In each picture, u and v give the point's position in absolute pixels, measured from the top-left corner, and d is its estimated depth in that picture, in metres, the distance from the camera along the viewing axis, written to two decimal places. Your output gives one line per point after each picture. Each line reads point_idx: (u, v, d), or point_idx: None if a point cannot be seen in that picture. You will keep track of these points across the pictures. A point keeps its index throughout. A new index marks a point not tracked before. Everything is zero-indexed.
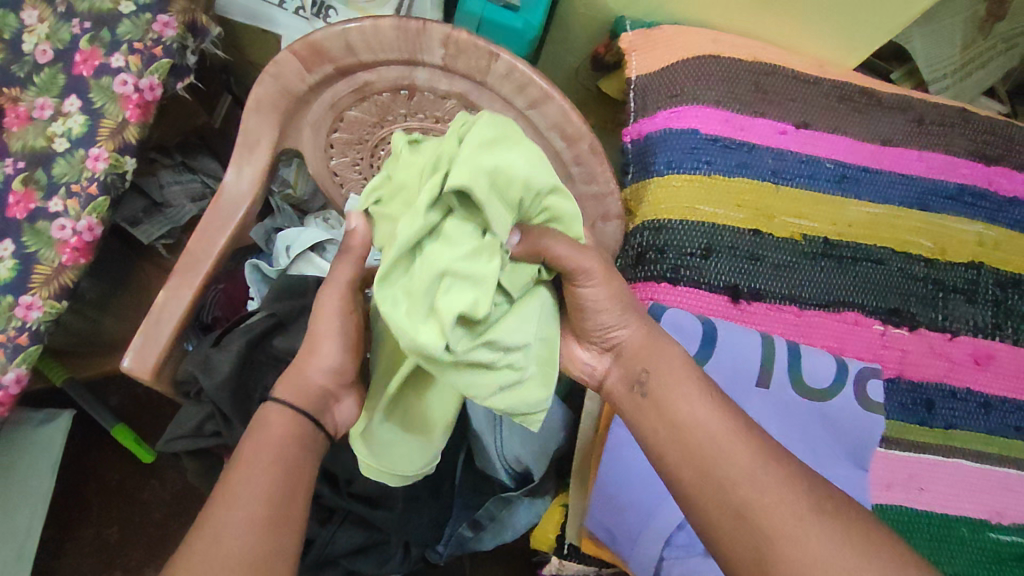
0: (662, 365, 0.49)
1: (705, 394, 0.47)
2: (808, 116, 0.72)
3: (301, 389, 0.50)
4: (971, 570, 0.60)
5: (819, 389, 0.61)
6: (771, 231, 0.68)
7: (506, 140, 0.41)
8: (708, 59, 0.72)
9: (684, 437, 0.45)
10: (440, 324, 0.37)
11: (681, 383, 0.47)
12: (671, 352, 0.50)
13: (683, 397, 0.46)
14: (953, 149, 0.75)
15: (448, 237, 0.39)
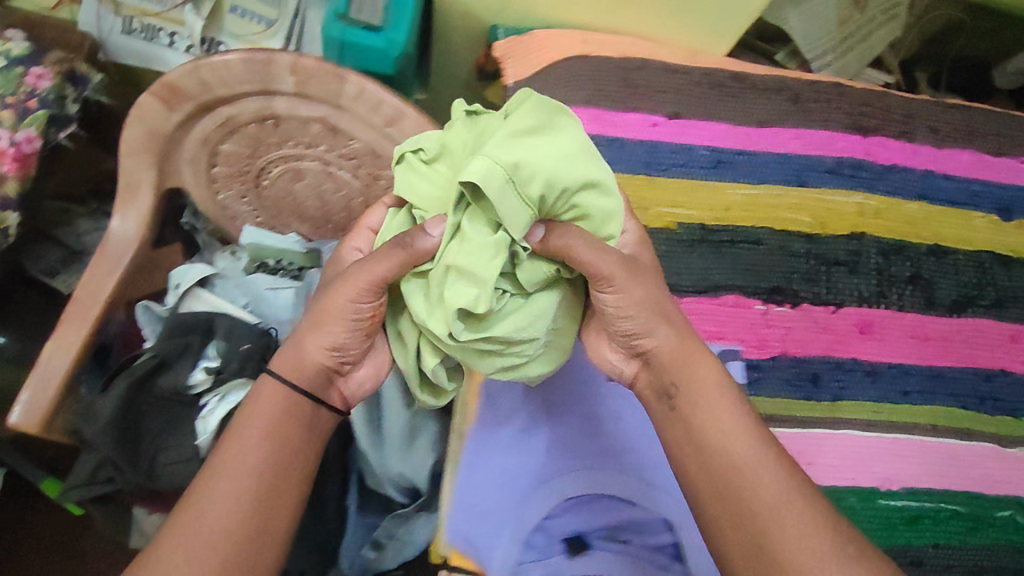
0: (697, 375, 0.47)
1: (737, 415, 0.45)
2: (680, 106, 0.73)
3: (301, 364, 0.51)
4: None
5: None
6: (645, 222, 0.69)
7: (542, 131, 0.44)
8: (577, 60, 0.73)
9: (709, 462, 0.44)
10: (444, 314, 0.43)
11: (713, 403, 0.46)
12: (702, 365, 0.47)
13: (718, 414, 0.45)
14: (830, 123, 0.76)
15: (464, 234, 0.43)
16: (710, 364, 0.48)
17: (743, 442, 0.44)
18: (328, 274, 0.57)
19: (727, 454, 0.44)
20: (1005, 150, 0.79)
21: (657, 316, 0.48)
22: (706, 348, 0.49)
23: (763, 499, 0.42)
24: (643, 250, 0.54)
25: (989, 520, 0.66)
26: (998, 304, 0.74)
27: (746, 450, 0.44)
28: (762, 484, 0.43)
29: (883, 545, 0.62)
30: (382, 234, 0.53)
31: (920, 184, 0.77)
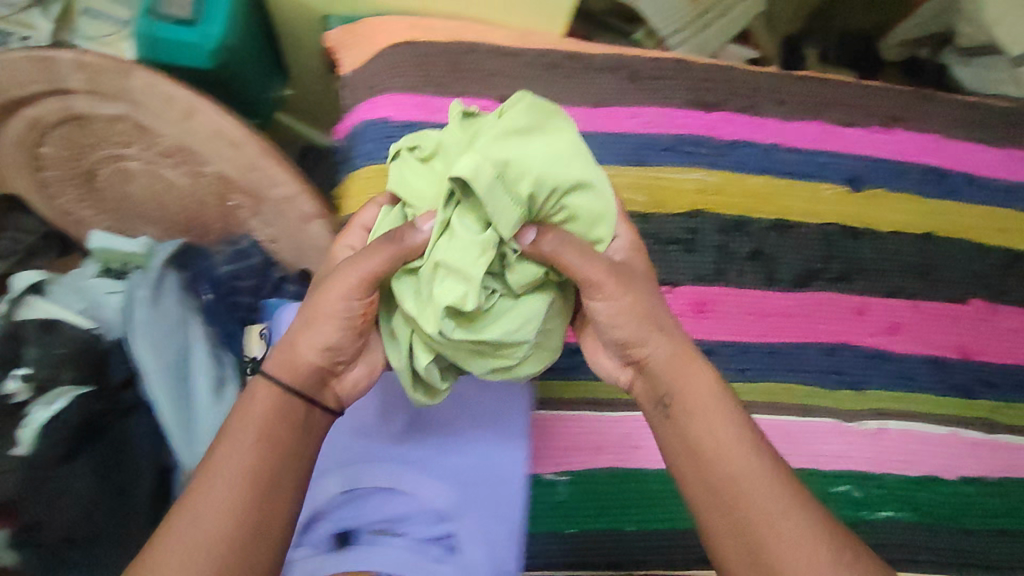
0: (688, 387, 0.49)
1: (741, 423, 0.48)
2: (510, 89, 0.71)
3: (294, 366, 0.49)
4: (685, 519, 0.64)
5: None
6: None
7: (533, 133, 0.45)
8: (401, 46, 0.72)
9: (704, 469, 0.47)
10: (434, 311, 0.43)
11: (711, 413, 0.48)
12: (700, 375, 0.50)
13: (716, 422, 0.48)
14: (671, 100, 0.75)
15: (454, 231, 0.43)
16: (706, 374, 0.50)
17: (735, 451, 0.46)
18: (322, 272, 0.57)
19: (725, 462, 0.46)
20: (855, 120, 0.78)
21: (648, 326, 0.50)
22: (700, 358, 0.51)
23: (758, 505, 0.44)
24: (640, 250, 0.54)
25: (824, 495, 0.66)
26: (842, 277, 0.74)
27: (738, 458, 0.46)
28: (763, 487, 0.45)
29: None
30: (376, 230, 0.53)
31: (764, 158, 0.75)
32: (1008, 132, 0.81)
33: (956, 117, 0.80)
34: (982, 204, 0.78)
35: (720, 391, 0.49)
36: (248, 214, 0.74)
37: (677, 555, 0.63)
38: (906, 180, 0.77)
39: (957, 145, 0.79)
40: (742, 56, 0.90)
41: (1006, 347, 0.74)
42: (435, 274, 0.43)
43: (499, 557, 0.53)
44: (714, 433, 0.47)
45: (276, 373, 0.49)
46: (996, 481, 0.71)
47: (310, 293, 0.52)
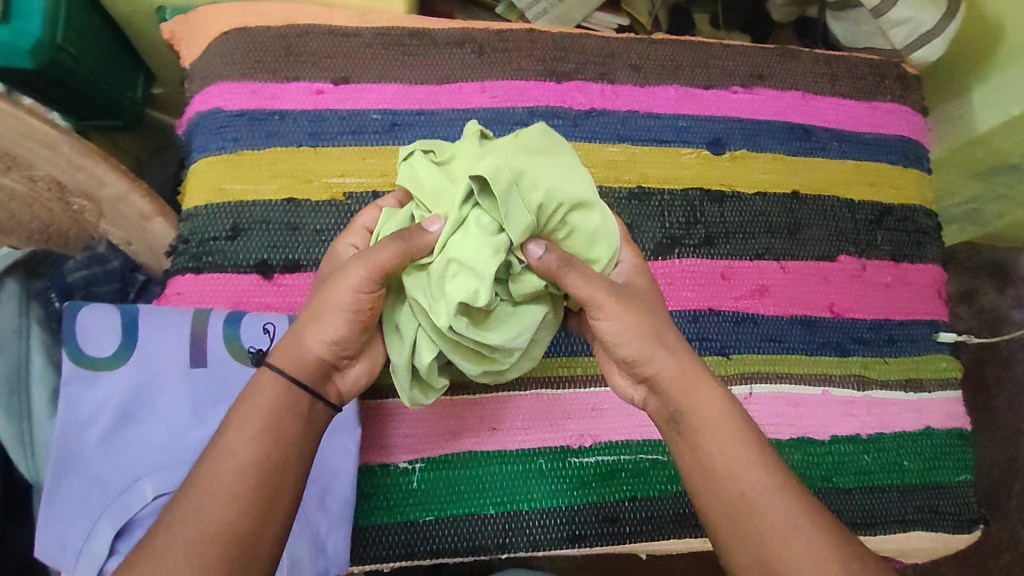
0: (697, 404, 0.49)
1: (754, 440, 0.48)
2: (347, 70, 0.69)
3: (300, 356, 0.49)
4: (551, 499, 0.62)
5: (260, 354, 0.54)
6: (307, 196, 0.66)
7: (546, 155, 0.48)
8: (232, 33, 0.69)
9: (719, 490, 0.46)
10: (447, 306, 0.43)
11: (729, 434, 0.48)
12: (709, 392, 0.49)
13: (725, 441, 0.47)
14: (520, 72, 0.73)
15: (467, 228, 0.44)
16: (715, 391, 0.49)
17: (751, 472, 0.46)
18: (326, 269, 0.55)
19: (742, 484, 0.46)
20: (714, 81, 0.76)
21: (654, 345, 0.49)
22: (708, 375, 0.50)
23: (774, 526, 0.45)
24: (648, 271, 0.54)
25: None
26: (708, 241, 0.71)
27: (753, 479, 0.46)
28: (773, 507, 0.45)
29: (573, 504, 0.62)
30: (377, 232, 0.52)
31: (620, 125, 0.73)
32: (873, 84, 0.80)
33: (819, 72, 0.79)
34: (849, 159, 0.77)
35: (728, 408, 0.49)
36: (95, 218, 0.68)
37: (542, 536, 0.61)
38: (770, 139, 0.76)
39: (820, 101, 0.78)
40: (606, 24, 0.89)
41: (877, 302, 0.73)
42: (448, 269, 0.44)
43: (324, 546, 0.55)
44: (729, 452, 0.47)
45: (281, 364, 0.48)
46: (872, 437, 0.69)
47: (319, 289, 0.50)
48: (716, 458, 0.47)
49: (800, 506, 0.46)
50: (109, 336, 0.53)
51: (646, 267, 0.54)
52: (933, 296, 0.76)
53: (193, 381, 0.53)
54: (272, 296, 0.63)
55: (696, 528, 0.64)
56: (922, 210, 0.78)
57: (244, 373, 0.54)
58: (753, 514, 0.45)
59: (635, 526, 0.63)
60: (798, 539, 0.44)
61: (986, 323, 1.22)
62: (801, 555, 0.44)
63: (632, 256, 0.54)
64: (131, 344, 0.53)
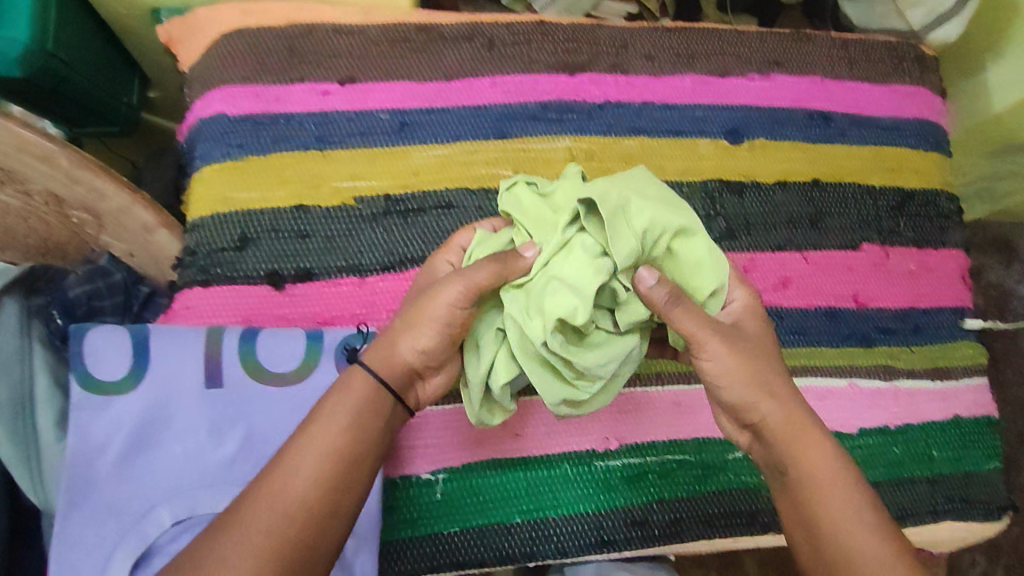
0: (804, 456, 0.49)
1: (859, 493, 0.49)
2: (354, 69, 0.67)
3: (389, 362, 0.49)
4: (579, 504, 0.61)
5: (281, 373, 0.52)
6: (317, 202, 0.64)
7: (654, 189, 0.50)
8: (232, 33, 0.67)
9: (823, 546, 0.47)
10: (545, 322, 0.45)
11: (836, 489, 0.48)
12: (815, 444, 0.50)
13: (831, 494, 0.48)
14: (535, 65, 0.70)
15: (573, 248, 0.47)
16: (822, 444, 0.50)
17: (855, 526, 0.47)
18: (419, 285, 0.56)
19: (847, 537, 0.47)
20: (731, 69, 0.74)
21: (759, 390, 0.50)
22: (817, 427, 0.51)
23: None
24: (758, 313, 0.54)
25: (719, 463, 0.64)
26: (729, 234, 0.70)
27: (856, 533, 0.47)
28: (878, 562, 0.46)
29: (601, 509, 0.61)
30: (473, 252, 0.53)
31: (635, 118, 0.71)
32: (891, 66, 0.78)
33: (835, 56, 0.77)
34: (869, 144, 0.75)
35: (835, 462, 0.49)
36: (95, 231, 0.65)
37: (571, 543, 0.60)
38: (790, 127, 0.74)
39: (838, 86, 0.76)
40: (616, 12, 0.86)
41: (901, 290, 0.72)
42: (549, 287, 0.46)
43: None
44: (835, 508, 0.48)
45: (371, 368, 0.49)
46: (901, 428, 0.68)
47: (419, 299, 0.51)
48: (821, 510, 0.48)
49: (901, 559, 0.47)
50: (122, 361, 0.51)
51: (758, 313, 0.54)
52: (958, 282, 0.74)
53: (210, 402, 0.51)
54: (284, 308, 0.61)
55: (725, 528, 0.63)
56: (943, 194, 0.76)
57: (264, 392, 0.52)
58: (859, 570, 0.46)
59: (665, 528, 0.62)
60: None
61: (998, 301, 1.21)
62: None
63: (743, 298, 0.54)
64: (145, 369, 0.51)
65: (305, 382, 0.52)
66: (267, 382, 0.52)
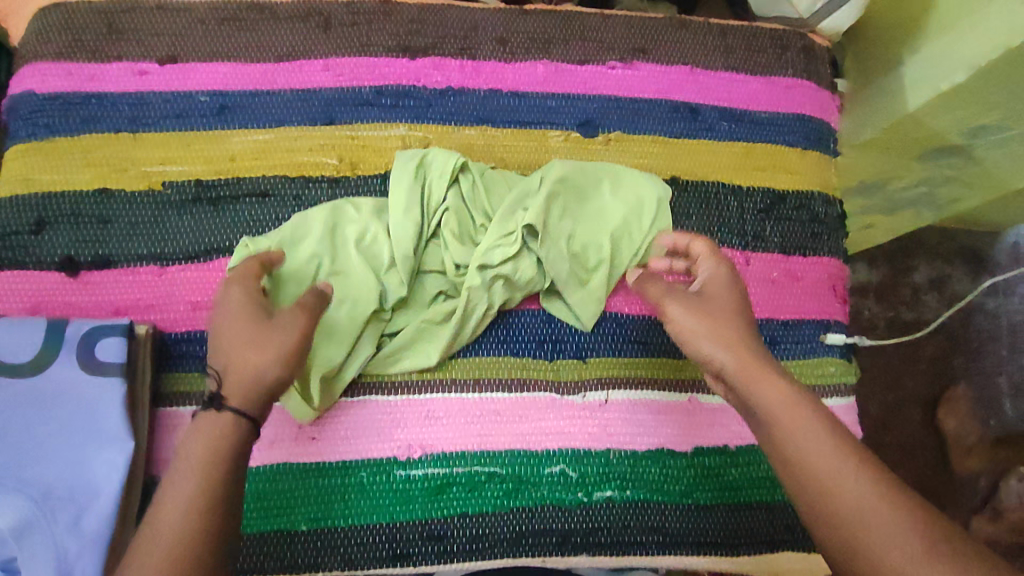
0: (767, 398, 0.45)
1: (825, 425, 0.44)
2: (176, 49, 0.64)
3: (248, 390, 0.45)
4: (370, 516, 0.58)
5: (17, 365, 0.51)
6: (122, 185, 0.61)
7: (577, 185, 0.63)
8: (52, 9, 0.65)
9: (811, 493, 0.42)
10: (505, 293, 0.61)
11: (810, 430, 0.43)
12: (774, 384, 0.45)
13: (802, 434, 0.43)
14: (370, 48, 0.66)
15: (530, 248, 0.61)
16: (783, 385, 0.45)
17: (831, 459, 0.42)
18: (227, 307, 0.49)
19: (818, 466, 0.42)
20: (590, 56, 0.69)
21: (726, 338, 0.47)
22: (772, 364, 0.47)
23: (865, 514, 0.40)
24: (736, 282, 0.52)
25: (532, 478, 0.60)
26: None
27: (834, 462, 0.42)
28: (855, 491, 0.41)
29: (395, 521, 0.58)
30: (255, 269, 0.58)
31: (480, 106, 0.67)
32: (772, 57, 0.72)
33: (710, 45, 0.71)
34: (739, 141, 0.70)
35: (800, 400, 0.45)
36: None
37: (358, 554, 0.57)
38: (651, 120, 0.69)
39: (710, 77, 0.71)
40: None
41: (762, 300, 0.66)
42: (512, 271, 0.60)
43: (69, 574, 0.47)
44: (811, 445, 0.43)
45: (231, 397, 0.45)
46: (740, 449, 0.64)
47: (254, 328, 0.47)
48: (798, 452, 0.43)
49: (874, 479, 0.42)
50: None
51: (729, 281, 0.52)
52: (826, 293, 0.69)
53: None
54: (76, 295, 0.59)
55: (532, 547, 0.59)
56: (820, 197, 0.70)
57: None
58: (841, 508, 0.41)
59: (465, 545, 0.58)
60: (881, 519, 0.40)
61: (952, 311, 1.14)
62: (891, 535, 0.40)
63: (716, 269, 0.53)
64: None
65: (43, 375, 0.51)
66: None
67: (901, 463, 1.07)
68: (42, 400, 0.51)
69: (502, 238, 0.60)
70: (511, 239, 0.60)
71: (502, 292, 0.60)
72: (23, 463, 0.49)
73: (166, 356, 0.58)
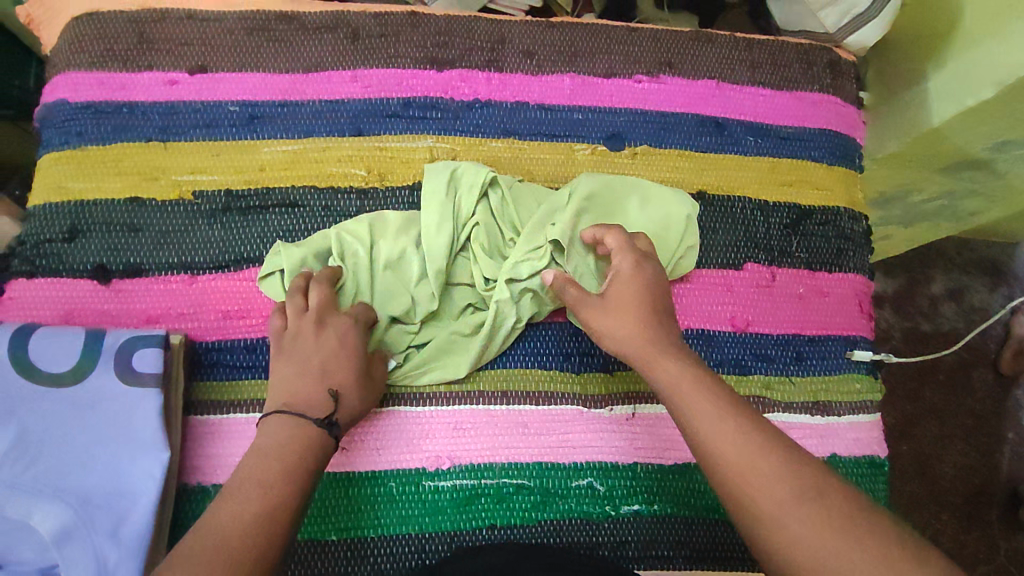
0: (663, 380, 0.49)
1: (711, 392, 0.48)
2: (206, 58, 0.65)
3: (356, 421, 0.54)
4: (399, 526, 0.58)
5: (57, 374, 0.52)
6: (153, 195, 0.62)
7: (600, 197, 0.63)
8: (84, 18, 0.65)
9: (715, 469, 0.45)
10: (533, 307, 0.61)
11: (688, 397, 0.48)
12: (669, 366, 0.50)
13: (700, 409, 0.47)
14: (397, 59, 0.66)
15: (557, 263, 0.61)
16: (676, 365, 0.50)
17: (710, 421, 0.46)
18: (323, 340, 0.54)
19: (693, 429, 0.46)
20: (617, 69, 0.69)
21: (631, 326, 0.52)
22: (675, 349, 0.51)
23: (726, 460, 0.44)
24: (644, 272, 0.55)
25: (560, 490, 0.60)
26: None
27: (703, 420, 0.46)
28: (727, 441, 0.45)
29: (424, 532, 0.58)
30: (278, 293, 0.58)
31: (507, 119, 0.67)
32: (798, 72, 0.72)
33: (737, 58, 0.71)
34: (765, 155, 0.70)
35: (687, 375, 0.49)
36: None
37: (387, 566, 0.57)
38: (677, 134, 0.69)
39: (736, 91, 0.71)
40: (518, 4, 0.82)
41: (787, 315, 0.66)
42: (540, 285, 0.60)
43: None
44: (690, 411, 0.47)
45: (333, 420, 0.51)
46: None
47: (348, 362, 0.54)
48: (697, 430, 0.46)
49: (755, 436, 0.45)
50: None
51: (635, 275, 0.55)
52: (852, 310, 0.69)
53: None
54: (108, 303, 0.59)
55: None
56: (845, 214, 0.70)
57: (32, 392, 0.51)
58: (710, 459, 0.45)
59: None
60: (744, 464, 0.44)
61: (971, 324, 1.13)
62: (759, 481, 0.43)
63: (622, 266, 0.55)
64: None
65: (82, 385, 0.52)
66: (38, 382, 0.51)
67: (920, 474, 1.06)
68: (81, 409, 0.51)
69: (528, 253, 0.60)
70: (539, 254, 0.60)
71: (531, 306, 0.61)
72: (68, 469, 0.50)
73: (198, 366, 0.58)
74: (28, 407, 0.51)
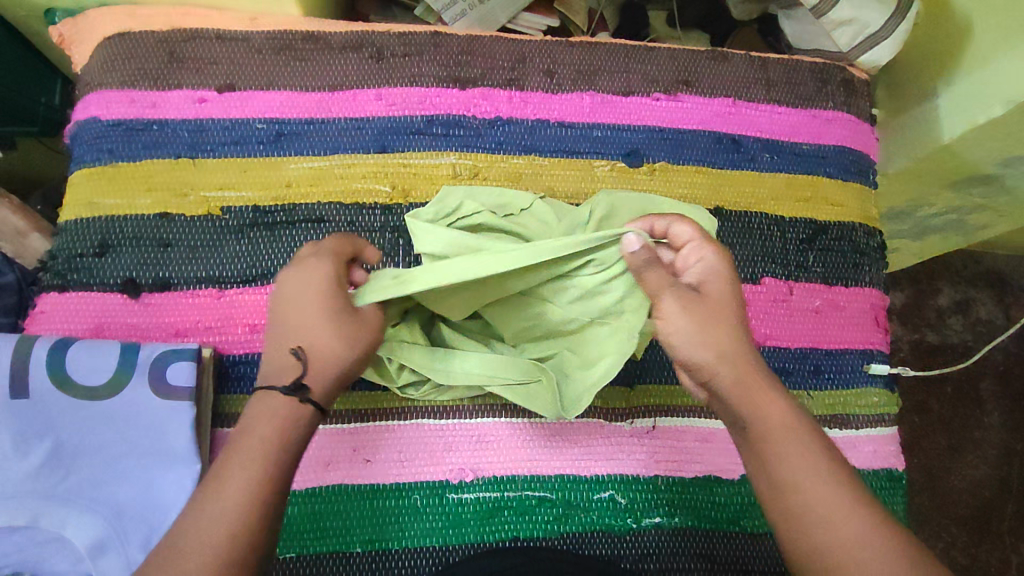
0: (767, 417, 0.47)
1: (805, 436, 0.46)
2: (234, 77, 0.66)
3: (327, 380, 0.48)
4: (424, 538, 0.58)
5: (94, 387, 0.54)
6: (182, 211, 0.63)
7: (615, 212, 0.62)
8: (116, 38, 0.67)
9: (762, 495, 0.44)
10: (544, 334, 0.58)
11: (792, 442, 0.46)
12: (771, 403, 0.47)
13: (796, 454, 0.45)
14: (420, 78, 0.68)
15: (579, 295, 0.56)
16: (780, 403, 0.47)
17: (812, 469, 0.45)
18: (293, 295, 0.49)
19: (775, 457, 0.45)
20: (634, 87, 0.71)
21: (730, 334, 0.49)
22: (767, 378, 0.49)
23: (808, 499, 0.44)
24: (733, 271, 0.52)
25: (581, 503, 0.60)
26: None
27: (796, 453, 0.45)
28: (790, 465, 0.45)
29: (448, 544, 0.58)
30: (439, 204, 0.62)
31: (527, 135, 0.68)
32: (812, 89, 0.74)
33: (752, 77, 0.73)
34: (781, 172, 0.71)
35: (794, 419, 0.47)
36: None
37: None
38: (694, 150, 0.70)
39: (752, 109, 0.72)
40: (533, 27, 0.88)
41: (802, 330, 0.67)
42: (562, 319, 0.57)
43: None
44: (802, 465, 0.45)
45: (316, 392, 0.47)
46: None
47: (307, 312, 0.49)
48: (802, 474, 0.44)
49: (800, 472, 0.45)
50: None
51: (726, 273, 0.51)
52: (869, 324, 0.69)
53: (14, 412, 0.53)
54: (138, 316, 0.60)
55: None
56: (861, 228, 0.72)
57: (68, 406, 0.53)
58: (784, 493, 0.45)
59: None
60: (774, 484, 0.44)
61: (981, 337, 1.14)
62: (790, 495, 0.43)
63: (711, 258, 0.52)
64: None
65: (115, 397, 0.54)
66: (73, 395, 0.53)
67: (931, 486, 1.06)
68: (114, 422, 0.53)
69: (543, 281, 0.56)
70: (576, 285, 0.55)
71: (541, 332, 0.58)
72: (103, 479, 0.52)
73: (225, 380, 0.59)
74: (66, 419, 0.53)
